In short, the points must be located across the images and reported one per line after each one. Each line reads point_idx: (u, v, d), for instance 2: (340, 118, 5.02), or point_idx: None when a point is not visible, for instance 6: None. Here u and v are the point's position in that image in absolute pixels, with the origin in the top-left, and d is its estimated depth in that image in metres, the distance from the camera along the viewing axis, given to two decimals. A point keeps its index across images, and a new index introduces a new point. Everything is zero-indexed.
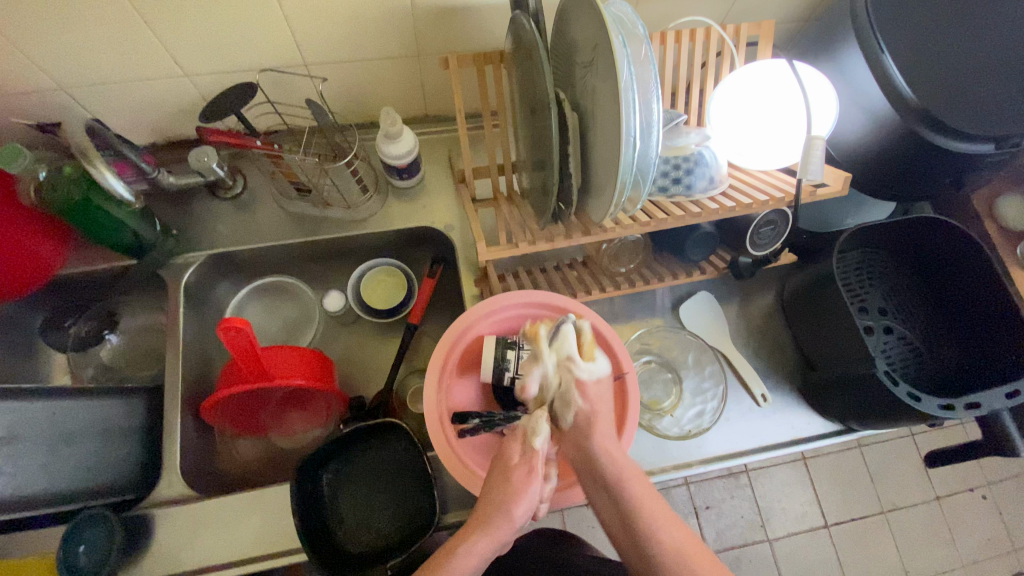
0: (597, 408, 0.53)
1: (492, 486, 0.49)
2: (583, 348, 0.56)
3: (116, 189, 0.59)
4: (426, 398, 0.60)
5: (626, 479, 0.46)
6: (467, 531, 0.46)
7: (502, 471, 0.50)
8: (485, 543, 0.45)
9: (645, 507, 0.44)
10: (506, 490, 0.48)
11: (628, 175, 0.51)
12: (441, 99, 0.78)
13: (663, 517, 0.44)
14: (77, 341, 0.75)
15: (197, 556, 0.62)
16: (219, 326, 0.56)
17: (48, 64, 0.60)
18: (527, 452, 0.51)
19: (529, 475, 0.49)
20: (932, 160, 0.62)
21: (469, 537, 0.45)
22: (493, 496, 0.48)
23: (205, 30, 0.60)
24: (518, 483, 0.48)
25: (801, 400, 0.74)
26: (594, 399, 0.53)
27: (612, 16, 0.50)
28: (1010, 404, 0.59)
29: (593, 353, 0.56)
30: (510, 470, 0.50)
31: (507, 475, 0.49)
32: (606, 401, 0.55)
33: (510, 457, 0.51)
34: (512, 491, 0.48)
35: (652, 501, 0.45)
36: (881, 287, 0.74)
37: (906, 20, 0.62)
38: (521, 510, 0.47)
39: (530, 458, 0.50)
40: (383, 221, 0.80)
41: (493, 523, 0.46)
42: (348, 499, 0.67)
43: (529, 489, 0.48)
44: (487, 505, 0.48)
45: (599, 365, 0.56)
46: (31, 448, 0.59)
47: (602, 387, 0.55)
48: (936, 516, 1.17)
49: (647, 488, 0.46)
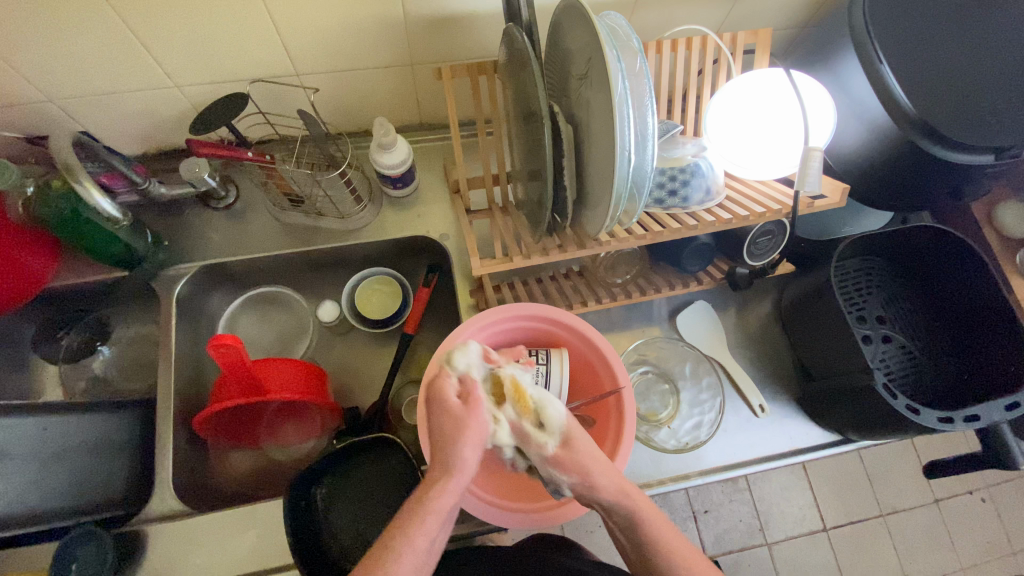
0: (583, 471, 0.47)
1: (441, 429, 0.48)
2: (524, 412, 0.50)
3: (103, 208, 0.59)
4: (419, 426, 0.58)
5: (646, 518, 0.46)
6: (438, 485, 0.44)
7: (443, 412, 0.49)
8: (452, 492, 0.44)
9: (660, 538, 0.46)
10: (461, 433, 0.46)
11: (623, 188, 0.50)
12: (435, 108, 0.77)
13: (681, 550, 0.46)
14: (70, 353, 0.76)
15: (188, 571, 0.62)
16: (210, 343, 0.56)
17: (35, 76, 0.59)
18: (465, 389, 0.51)
19: (470, 407, 0.48)
20: (931, 170, 0.61)
21: (434, 483, 0.45)
22: (445, 442, 0.47)
23: (195, 41, 0.59)
24: (467, 422, 0.47)
25: (799, 410, 0.73)
26: (576, 463, 0.47)
27: (605, 28, 0.50)
28: (1010, 417, 0.59)
29: (542, 415, 0.49)
30: (452, 409, 0.48)
31: (455, 416, 0.48)
32: (589, 447, 0.49)
33: (448, 398, 0.49)
34: (467, 434, 0.46)
35: (668, 530, 0.46)
36: (879, 295, 0.74)
37: (904, 30, 0.61)
38: (477, 441, 0.47)
39: (474, 401, 0.49)
40: (377, 230, 0.79)
41: (451, 465, 0.45)
42: (342, 513, 0.66)
43: (481, 425, 0.48)
44: (443, 445, 0.47)
45: (555, 422, 0.49)
46: (18, 465, 0.59)
47: (576, 432, 0.50)
48: (935, 520, 1.16)
49: (665, 520, 0.47)
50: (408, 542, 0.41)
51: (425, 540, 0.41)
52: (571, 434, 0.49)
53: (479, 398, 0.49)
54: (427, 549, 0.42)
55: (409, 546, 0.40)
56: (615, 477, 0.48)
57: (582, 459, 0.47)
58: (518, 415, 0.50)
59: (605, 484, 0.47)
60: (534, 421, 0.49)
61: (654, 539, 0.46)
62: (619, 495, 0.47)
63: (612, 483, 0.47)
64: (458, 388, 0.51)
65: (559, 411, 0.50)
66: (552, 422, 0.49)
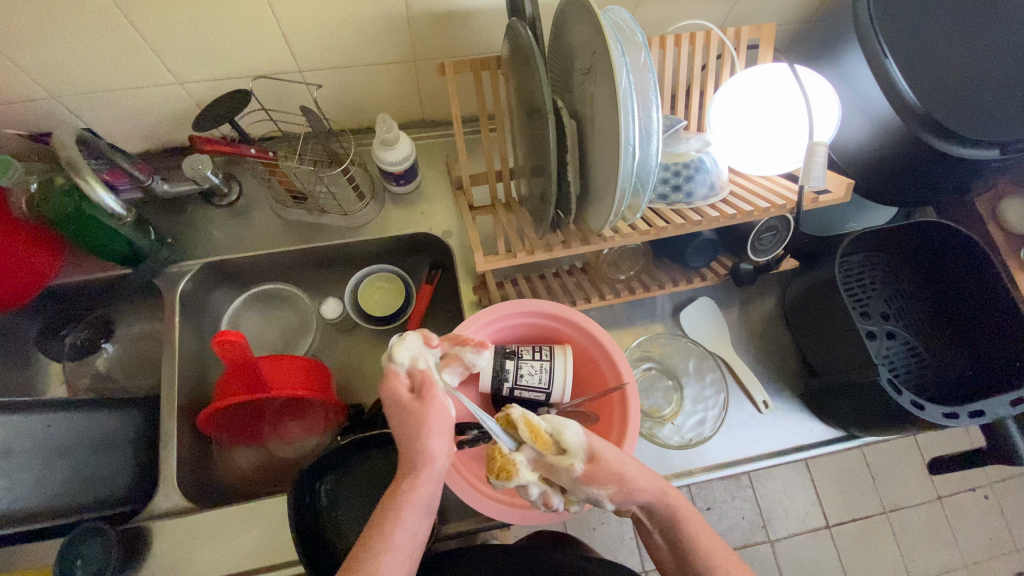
0: (618, 480, 0.46)
1: (402, 426, 0.46)
2: (547, 445, 0.46)
3: (106, 203, 0.58)
4: None
5: (684, 515, 0.49)
6: (408, 481, 0.45)
7: (393, 405, 0.46)
8: (425, 483, 0.45)
9: (682, 519, 0.49)
10: (422, 427, 0.45)
11: (628, 184, 0.50)
12: (438, 105, 0.77)
13: (705, 533, 0.49)
14: (74, 350, 0.76)
15: (194, 568, 0.62)
16: (214, 339, 0.56)
17: (38, 73, 0.59)
18: (417, 383, 0.47)
19: (424, 400, 0.46)
20: (937, 165, 0.61)
21: (404, 478, 0.45)
22: (409, 438, 0.45)
23: (196, 35, 0.59)
24: (419, 414, 0.45)
25: (803, 406, 0.73)
26: (611, 473, 0.46)
27: (609, 22, 0.50)
28: (1014, 412, 0.58)
29: (560, 441, 0.46)
30: (402, 405, 0.45)
31: (410, 413, 0.45)
32: (616, 458, 0.47)
33: (400, 394, 0.46)
34: (429, 427, 0.45)
35: (691, 517, 0.49)
36: (882, 291, 0.73)
37: (909, 23, 0.61)
38: (439, 430, 0.45)
39: (428, 392, 0.46)
40: (380, 227, 0.79)
41: (416, 459, 0.45)
42: (348, 508, 0.66)
43: (432, 413, 0.45)
44: (408, 441, 0.45)
45: (578, 442, 0.46)
46: (24, 462, 0.59)
47: (602, 447, 0.47)
48: (938, 517, 1.16)
49: (686, 506, 0.50)
50: (387, 538, 0.43)
51: (404, 534, 0.44)
52: (594, 447, 0.47)
53: (432, 388, 0.46)
54: (410, 541, 0.44)
55: (387, 543, 0.43)
56: (646, 476, 0.48)
57: (614, 470, 0.46)
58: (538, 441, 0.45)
59: (638, 488, 0.47)
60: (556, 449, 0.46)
61: (692, 534, 0.48)
62: (654, 493, 0.48)
63: (646, 484, 0.48)
64: (409, 381, 0.47)
65: (575, 429, 0.46)
66: (574, 444, 0.46)
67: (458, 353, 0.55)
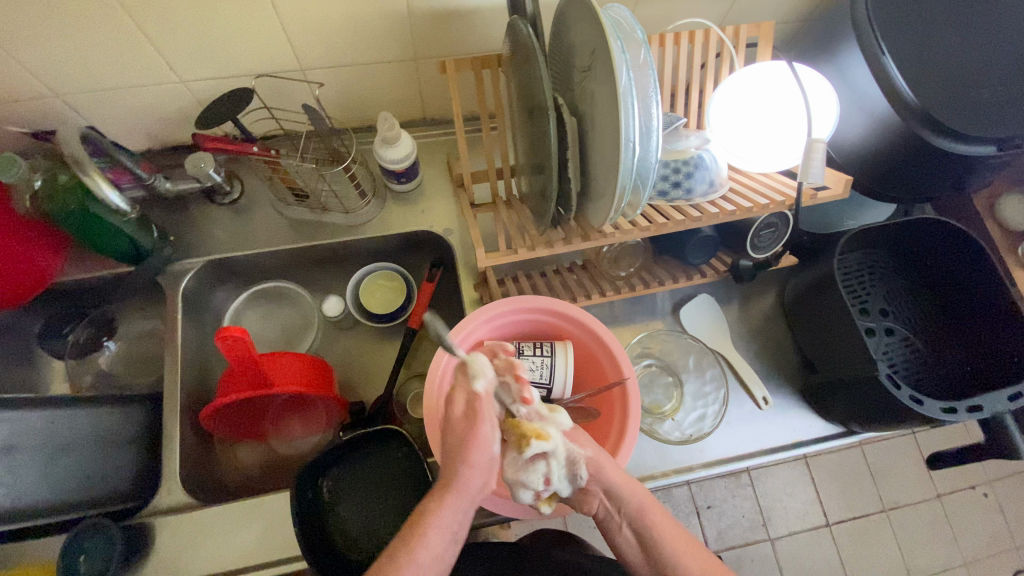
0: (597, 453, 0.52)
1: (449, 443, 0.48)
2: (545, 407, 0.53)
3: (111, 201, 0.59)
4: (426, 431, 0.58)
5: (649, 510, 0.52)
6: (436, 502, 0.46)
7: (449, 421, 0.49)
8: (455, 505, 0.46)
9: (655, 521, 0.52)
10: (466, 450, 0.46)
11: (628, 180, 0.50)
12: (439, 103, 0.77)
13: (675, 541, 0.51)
14: (76, 349, 0.76)
15: (197, 564, 0.62)
16: (217, 335, 0.56)
17: (43, 71, 0.60)
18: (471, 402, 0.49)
19: (473, 421, 0.47)
20: (934, 162, 0.61)
21: (437, 499, 0.46)
22: (451, 455, 0.47)
23: (200, 34, 0.59)
24: (467, 433, 0.47)
25: (802, 402, 0.74)
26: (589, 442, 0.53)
27: (609, 21, 0.50)
28: (1012, 407, 0.59)
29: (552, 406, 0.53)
30: (455, 422, 0.48)
31: (458, 430, 0.47)
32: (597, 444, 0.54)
33: (456, 411, 0.49)
34: (472, 451, 0.46)
35: (667, 523, 0.52)
36: (881, 288, 0.74)
37: (906, 21, 0.61)
38: (479, 456, 0.46)
39: (479, 415, 0.48)
40: (382, 225, 0.79)
41: (454, 480, 0.46)
42: (347, 504, 0.67)
43: (478, 435, 0.47)
44: (448, 461, 0.47)
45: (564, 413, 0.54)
46: (28, 458, 0.59)
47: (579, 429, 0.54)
48: (937, 515, 1.16)
49: (662, 512, 0.52)
50: (411, 556, 0.43)
51: (427, 554, 0.44)
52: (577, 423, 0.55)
53: (485, 413, 0.48)
54: (433, 561, 0.44)
55: (410, 560, 0.43)
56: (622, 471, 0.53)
57: (595, 445, 0.53)
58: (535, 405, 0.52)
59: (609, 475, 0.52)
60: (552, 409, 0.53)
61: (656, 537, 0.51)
62: (626, 481, 0.52)
63: (618, 473, 0.52)
64: (465, 400, 0.50)
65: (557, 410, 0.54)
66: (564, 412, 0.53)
67: (505, 389, 0.51)
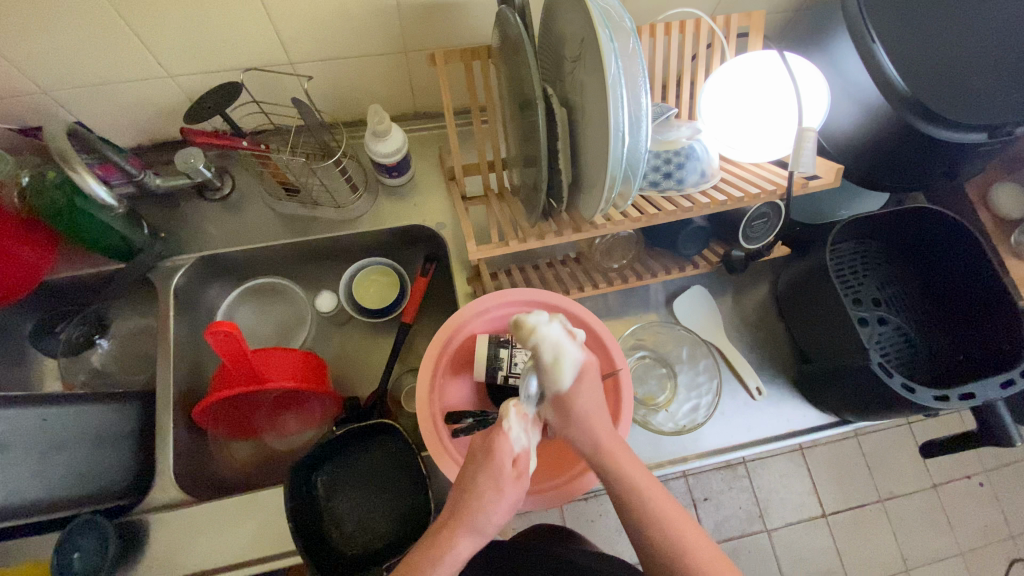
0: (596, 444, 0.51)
1: (480, 481, 0.47)
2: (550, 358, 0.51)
3: (98, 196, 0.58)
4: (422, 431, 0.57)
5: (657, 507, 0.48)
6: (452, 530, 0.46)
7: (494, 472, 0.47)
8: (469, 546, 0.46)
9: (640, 496, 0.48)
10: (498, 502, 0.46)
11: (618, 170, 0.50)
12: (430, 96, 0.77)
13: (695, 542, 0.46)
14: (70, 345, 0.75)
15: (192, 560, 0.62)
16: (208, 330, 0.56)
17: (30, 67, 0.59)
18: (518, 460, 0.48)
19: (516, 483, 0.47)
20: (924, 149, 0.61)
21: (457, 538, 0.45)
22: (480, 498, 0.46)
23: (188, 29, 0.59)
24: (507, 496, 0.47)
25: (796, 393, 0.74)
26: (579, 415, 0.51)
27: (598, 9, 0.49)
28: (1005, 395, 0.58)
29: (558, 356, 0.50)
30: (504, 481, 0.46)
31: (499, 478, 0.46)
32: (587, 413, 0.51)
33: (503, 465, 0.47)
34: (501, 505, 0.46)
35: (648, 484, 0.49)
36: (873, 277, 0.74)
37: (896, 9, 0.61)
38: (503, 513, 0.46)
39: (518, 477, 0.47)
40: (373, 219, 0.79)
41: (479, 528, 0.46)
42: (343, 500, 0.67)
43: (516, 502, 0.47)
44: (476, 502, 0.46)
45: (570, 366, 0.51)
46: (22, 456, 0.58)
47: (580, 390, 0.52)
48: (934, 505, 1.17)
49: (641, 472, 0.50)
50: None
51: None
52: (582, 373, 0.52)
53: (528, 483, 0.48)
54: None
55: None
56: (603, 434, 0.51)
57: (588, 411, 0.51)
58: (550, 350, 0.51)
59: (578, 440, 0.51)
60: (555, 364, 0.51)
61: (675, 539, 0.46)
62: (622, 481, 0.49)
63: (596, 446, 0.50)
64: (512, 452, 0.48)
65: (572, 365, 0.51)
66: (567, 365, 0.51)
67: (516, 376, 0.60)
